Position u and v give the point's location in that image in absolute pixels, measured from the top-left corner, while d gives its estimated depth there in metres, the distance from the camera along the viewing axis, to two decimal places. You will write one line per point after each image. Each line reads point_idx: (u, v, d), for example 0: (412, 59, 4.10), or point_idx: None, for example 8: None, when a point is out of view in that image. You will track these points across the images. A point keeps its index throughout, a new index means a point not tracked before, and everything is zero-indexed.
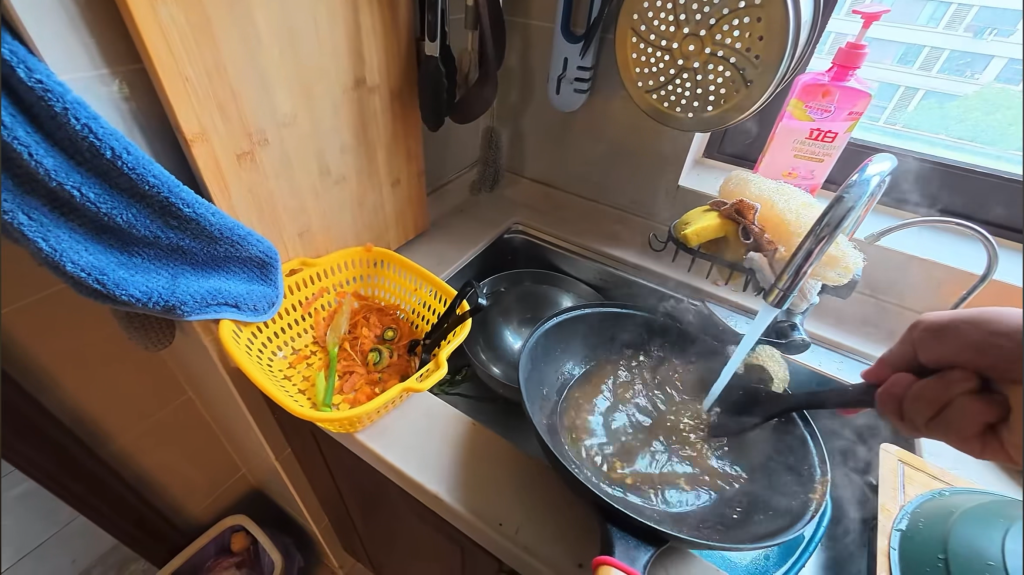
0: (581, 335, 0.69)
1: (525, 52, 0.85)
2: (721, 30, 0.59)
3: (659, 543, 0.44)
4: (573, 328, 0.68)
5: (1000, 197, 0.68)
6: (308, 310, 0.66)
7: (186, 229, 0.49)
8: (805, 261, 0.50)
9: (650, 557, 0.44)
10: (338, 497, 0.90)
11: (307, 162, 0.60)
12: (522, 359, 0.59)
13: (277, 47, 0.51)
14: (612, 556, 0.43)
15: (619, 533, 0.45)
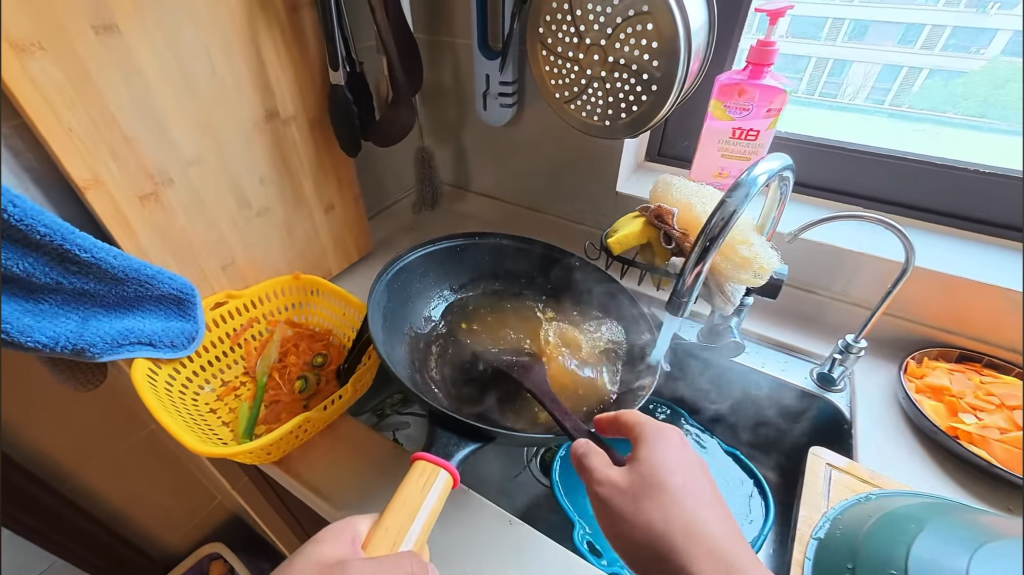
0: (457, 267, 0.75)
1: (455, 69, 0.84)
2: (618, 39, 0.59)
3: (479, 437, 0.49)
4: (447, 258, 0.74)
5: None
6: (236, 341, 0.67)
7: (88, 272, 0.50)
8: (698, 264, 0.49)
9: (472, 448, 0.48)
10: (298, 522, 0.91)
11: (220, 197, 0.61)
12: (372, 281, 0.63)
13: (169, 88, 0.52)
14: (428, 450, 0.48)
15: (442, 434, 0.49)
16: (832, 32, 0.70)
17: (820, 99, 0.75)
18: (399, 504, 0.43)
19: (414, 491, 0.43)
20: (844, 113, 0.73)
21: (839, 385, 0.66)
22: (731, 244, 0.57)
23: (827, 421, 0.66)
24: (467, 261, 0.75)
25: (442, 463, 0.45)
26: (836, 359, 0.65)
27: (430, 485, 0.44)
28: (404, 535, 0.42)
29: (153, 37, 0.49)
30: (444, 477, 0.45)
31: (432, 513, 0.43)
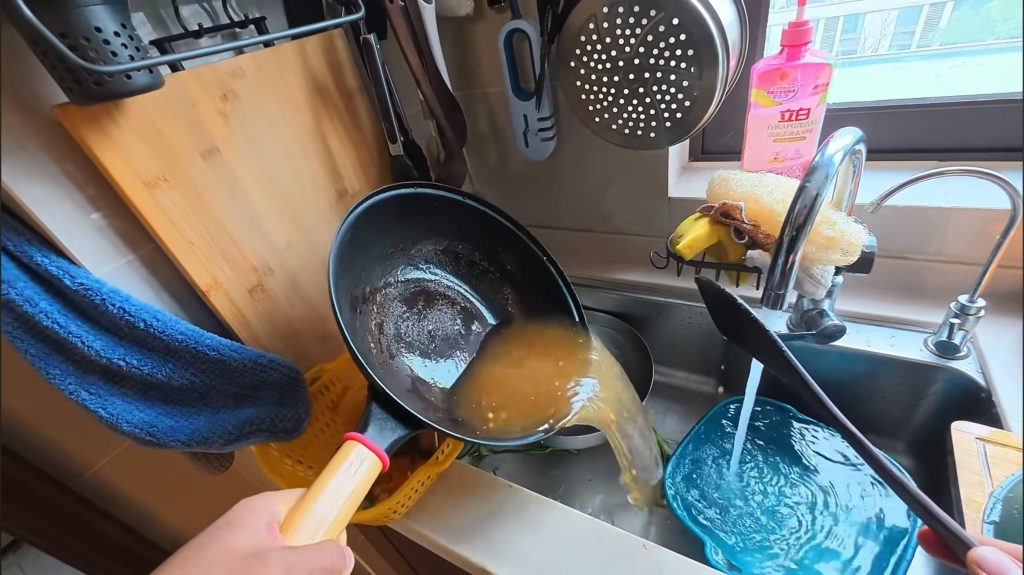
0: (431, 217, 0.68)
1: (490, 116, 0.88)
2: (652, 54, 0.60)
3: (413, 426, 0.52)
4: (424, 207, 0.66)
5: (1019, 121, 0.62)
6: (339, 409, 0.70)
7: (215, 368, 0.55)
8: (789, 255, 0.48)
9: (401, 437, 0.51)
10: None
11: (311, 277, 0.67)
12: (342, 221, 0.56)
13: (261, 191, 0.58)
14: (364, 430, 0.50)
15: (379, 413, 0.51)
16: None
17: (840, 58, 0.73)
18: (326, 489, 0.44)
19: (344, 478, 0.45)
20: (872, 66, 0.72)
21: (962, 351, 0.61)
22: (814, 227, 0.55)
23: (957, 391, 0.61)
24: (443, 213, 0.69)
25: (370, 444, 0.48)
26: (953, 325, 0.60)
27: (356, 467, 0.46)
28: (322, 517, 0.43)
29: (244, 151, 0.56)
30: (372, 459, 0.47)
31: (355, 496, 0.45)
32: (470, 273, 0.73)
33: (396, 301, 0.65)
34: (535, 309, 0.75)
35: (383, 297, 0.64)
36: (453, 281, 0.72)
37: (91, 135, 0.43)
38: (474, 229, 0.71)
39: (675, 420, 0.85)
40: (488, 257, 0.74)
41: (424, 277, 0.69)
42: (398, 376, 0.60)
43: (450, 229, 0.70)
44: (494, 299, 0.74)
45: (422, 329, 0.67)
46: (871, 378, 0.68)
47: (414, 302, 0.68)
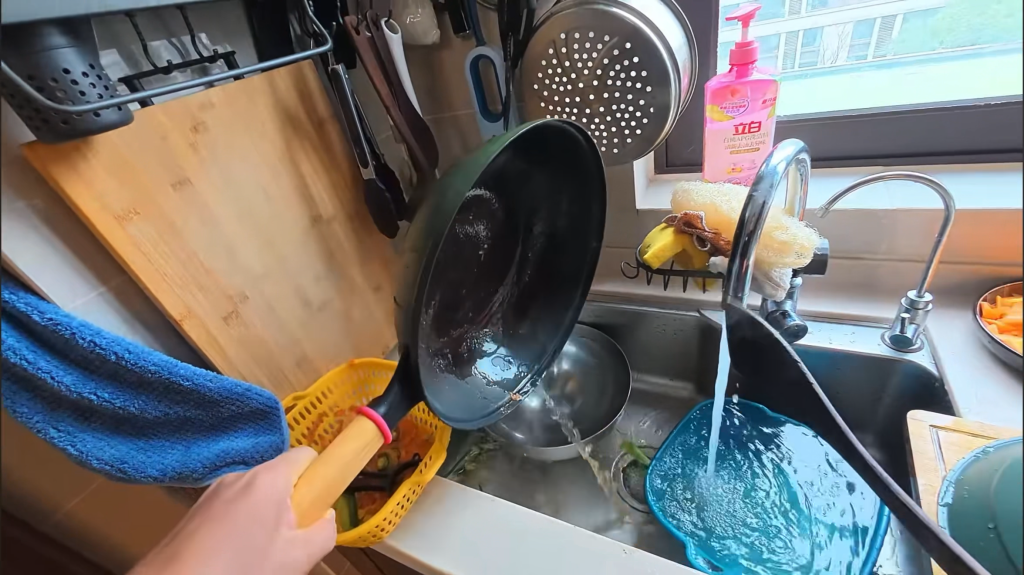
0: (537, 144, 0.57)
1: (461, 138, 0.91)
2: (610, 75, 0.64)
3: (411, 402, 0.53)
4: (540, 137, 0.57)
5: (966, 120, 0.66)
6: (313, 438, 0.70)
7: (190, 400, 0.55)
8: (743, 259, 0.50)
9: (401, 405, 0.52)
10: None
11: (286, 301, 0.67)
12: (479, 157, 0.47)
13: (234, 218, 0.59)
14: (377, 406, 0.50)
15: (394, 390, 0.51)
16: (793, 5, 0.74)
17: (801, 70, 0.78)
18: (334, 469, 0.47)
19: (352, 455, 0.47)
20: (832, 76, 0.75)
21: (916, 344, 0.64)
22: (768, 232, 0.58)
23: (914, 382, 0.65)
24: (555, 144, 0.59)
25: (378, 420, 0.49)
26: (905, 319, 0.64)
27: (362, 445, 0.48)
28: (327, 489, 0.47)
29: (216, 181, 0.57)
30: (376, 435, 0.49)
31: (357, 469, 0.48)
32: (527, 203, 0.65)
33: (459, 207, 0.56)
34: (540, 262, 0.71)
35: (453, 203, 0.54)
36: (510, 206, 0.63)
37: (62, 172, 0.44)
38: (555, 175, 0.63)
39: (656, 427, 0.86)
40: (545, 211, 0.67)
41: (492, 191, 0.59)
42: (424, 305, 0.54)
43: (539, 162, 0.60)
44: (524, 232, 0.68)
45: (462, 242, 0.59)
46: (837, 374, 0.70)
47: (472, 203, 0.58)
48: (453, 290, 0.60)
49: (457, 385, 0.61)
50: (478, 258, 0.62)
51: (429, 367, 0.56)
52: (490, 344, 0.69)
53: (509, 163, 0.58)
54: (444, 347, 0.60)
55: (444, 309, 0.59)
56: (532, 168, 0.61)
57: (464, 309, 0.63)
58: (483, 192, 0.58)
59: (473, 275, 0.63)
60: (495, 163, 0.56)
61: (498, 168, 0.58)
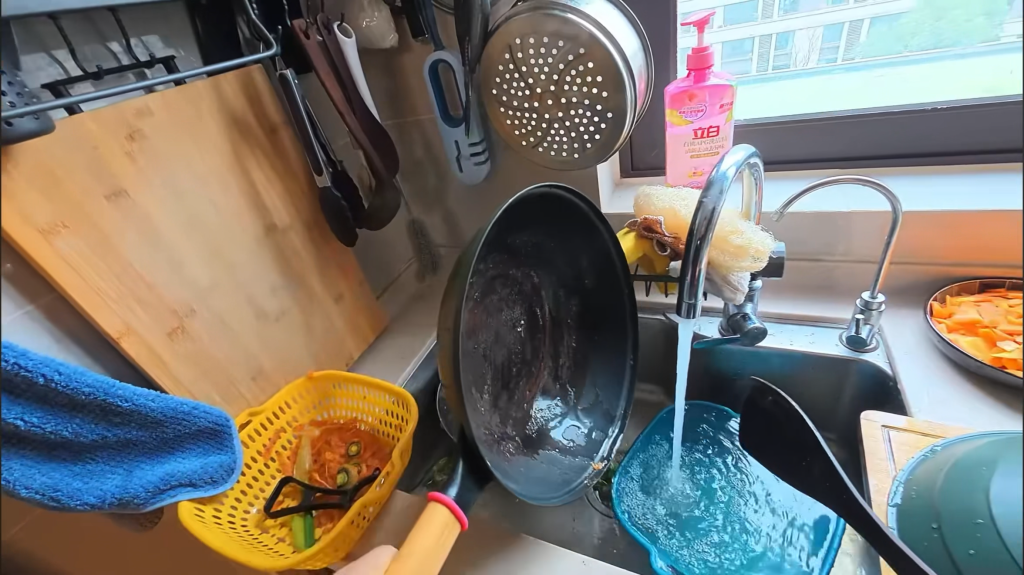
0: (546, 210, 0.58)
1: (425, 143, 0.90)
2: (567, 81, 0.63)
3: (476, 484, 0.52)
4: (550, 204, 0.58)
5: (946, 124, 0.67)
6: (269, 455, 0.67)
7: (131, 421, 0.52)
8: (696, 263, 0.50)
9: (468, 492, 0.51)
10: None
11: (239, 314, 0.65)
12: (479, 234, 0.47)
13: (177, 228, 0.57)
14: (444, 491, 0.50)
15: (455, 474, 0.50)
16: (766, 10, 0.74)
17: (774, 72, 0.79)
18: (409, 568, 0.45)
19: (429, 543, 0.46)
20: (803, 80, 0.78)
21: (872, 344, 0.65)
22: (724, 237, 0.58)
23: (870, 382, 0.66)
24: (562, 211, 0.60)
25: (450, 504, 0.49)
26: (860, 320, 0.65)
27: (440, 534, 0.47)
28: None
29: (156, 191, 0.54)
30: (452, 523, 0.48)
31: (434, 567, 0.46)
32: (551, 266, 0.65)
33: (484, 290, 0.57)
34: (589, 328, 0.70)
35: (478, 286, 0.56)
36: (537, 274, 0.64)
37: None
38: (568, 233, 0.63)
39: (625, 431, 0.86)
40: (570, 266, 0.66)
41: (513, 266, 0.60)
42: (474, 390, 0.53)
43: (552, 225, 0.61)
44: (557, 300, 0.68)
45: (496, 324, 0.60)
46: (797, 375, 0.71)
47: (500, 282, 0.59)
48: (503, 367, 0.60)
49: (530, 464, 0.60)
50: (514, 331, 0.63)
51: (499, 453, 0.55)
52: (552, 414, 0.68)
53: (526, 236, 0.60)
54: (507, 430, 0.60)
55: (497, 392, 0.60)
56: (550, 233, 0.62)
57: (513, 391, 0.63)
58: (506, 270, 0.60)
59: (516, 351, 0.63)
60: (505, 234, 0.56)
61: (516, 243, 0.59)
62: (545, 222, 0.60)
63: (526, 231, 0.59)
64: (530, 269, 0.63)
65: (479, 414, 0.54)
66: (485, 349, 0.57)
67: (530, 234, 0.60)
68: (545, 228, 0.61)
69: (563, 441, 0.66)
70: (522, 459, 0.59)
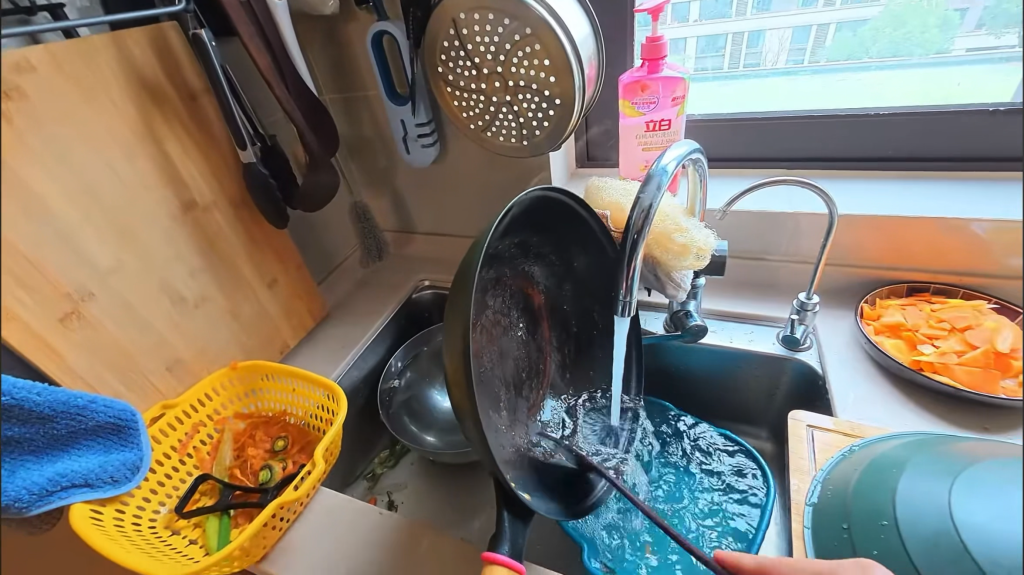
0: (532, 212, 0.53)
1: (373, 121, 0.85)
2: (513, 62, 0.60)
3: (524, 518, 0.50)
4: (544, 207, 0.55)
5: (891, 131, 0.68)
6: (185, 452, 0.62)
7: (12, 418, 0.46)
8: (632, 260, 0.48)
9: (524, 532, 0.49)
10: None
11: (149, 298, 0.59)
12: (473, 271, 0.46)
13: (72, 201, 0.49)
14: (497, 545, 0.46)
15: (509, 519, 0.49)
16: (740, 6, 0.73)
17: (745, 70, 0.78)
18: None
19: None
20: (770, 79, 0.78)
21: (806, 344, 0.67)
22: (667, 235, 0.57)
23: (802, 380, 0.67)
24: (548, 210, 0.55)
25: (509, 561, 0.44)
26: (796, 321, 0.66)
27: None
28: None
29: (42, 151, 0.46)
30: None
31: None
32: (543, 260, 0.59)
33: (478, 304, 0.51)
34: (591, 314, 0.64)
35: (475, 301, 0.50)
36: (526, 270, 0.58)
37: None
38: (558, 233, 0.58)
39: None
40: (564, 252, 0.60)
41: (503, 269, 0.55)
42: (494, 413, 0.49)
43: (536, 225, 0.56)
44: (553, 293, 0.62)
45: (495, 335, 0.54)
46: (735, 372, 0.72)
47: (491, 287, 0.53)
48: (514, 373, 0.56)
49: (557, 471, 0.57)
50: (512, 332, 0.57)
51: (530, 469, 0.53)
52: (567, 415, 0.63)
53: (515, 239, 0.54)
54: (533, 439, 0.56)
55: (513, 406, 0.55)
56: (536, 231, 0.56)
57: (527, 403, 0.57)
58: (497, 275, 0.54)
59: (521, 353, 0.58)
60: (497, 251, 0.52)
61: (503, 249, 0.53)
62: (529, 223, 0.55)
63: (512, 234, 0.53)
64: (522, 268, 0.58)
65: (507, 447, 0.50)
66: (495, 364, 0.53)
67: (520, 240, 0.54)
68: (532, 226, 0.56)
69: (580, 438, 0.63)
70: (554, 471, 0.56)
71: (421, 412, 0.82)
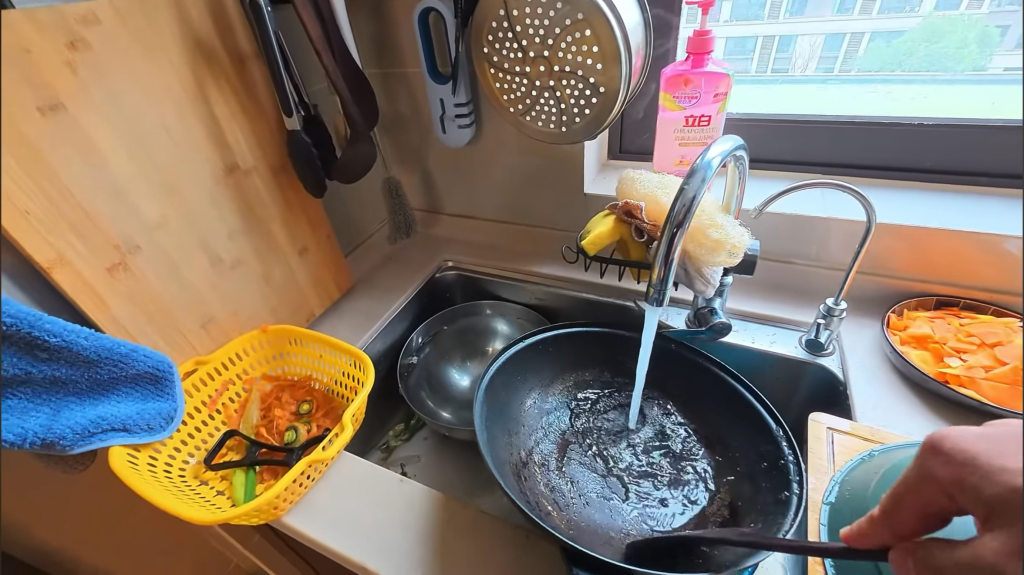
0: (568, 353, 0.70)
1: (411, 98, 0.85)
2: (561, 47, 0.60)
3: None
4: (575, 344, 0.69)
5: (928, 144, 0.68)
6: (215, 408, 0.64)
7: (59, 357, 0.49)
8: (670, 252, 0.49)
9: None
10: None
11: (190, 256, 0.61)
12: (473, 396, 0.60)
13: (125, 157, 0.52)
14: None
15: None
16: (773, 9, 0.74)
17: (773, 75, 0.79)
18: None
19: None
20: (798, 85, 0.78)
21: (829, 349, 0.67)
22: (702, 230, 0.58)
23: (822, 384, 0.67)
24: (577, 341, 0.69)
25: None
26: (821, 324, 0.67)
27: None
28: None
29: (99, 107, 0.49)
30: None
31: None
32: (613, 391, 0.69)
33: (542, 460, 0.62)
34: (724, 402, 0.60)
35: (518, 437, 0.63)
36: (600, 408, 0.68)
37: None
38: (611, 355, 0.69)
39: None
40: (621, 364, 0.69)
41: (571, 427, 0.66)
42: (576, 521, 0.55)
43: (577, 362, 0.70)
44: (661, 409, 0.66)
45: (589, 470, 0.62)
46: (752, 372, 0.73)
47: (544, 421, 0.66)
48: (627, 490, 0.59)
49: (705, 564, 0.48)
50: (615, 464, 0.62)
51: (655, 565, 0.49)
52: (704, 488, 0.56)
53: (571, 400, 0.69)
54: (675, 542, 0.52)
55: (625, 514, 0.57)
56: (587, 375, 0.70)
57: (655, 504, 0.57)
58: (557, 434, 0.66)
59: (632, 471, 0.61)
60: (519, 376, 0.66)
61: (552, 397, 0.68)
62: (577, 365, 0.70)
63: (567, 386, 0.69)
64: (600, 420, 0.67)
65: (613, 545, 0.52)
66: (586, 494, 0.59)
67: (577, 380, 0.70)
68: (576, 365, 0.70)
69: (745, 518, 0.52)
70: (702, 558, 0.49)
71: (439, 389, 0.86)
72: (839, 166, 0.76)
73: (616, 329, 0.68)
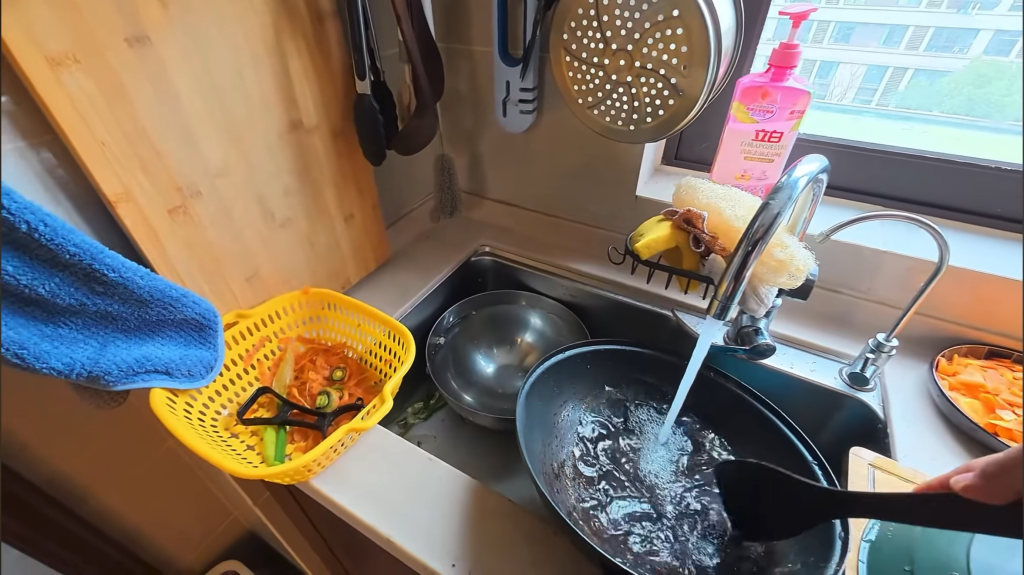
0: (603, 368, 0.69)
1: (471, 77, 0.84)
2: (647, 43, 0.59)
3: None
4: (611, 360, 0.69)
5: (996, 190, 0.67)
6: (250, 362, 0.64)
7: (114, 293, 0.47)
8: (742, 269, 0.48)
9: None
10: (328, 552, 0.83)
11: (246, 208, 0.60)
12: (519, 398, 0.60)
13: (200, 102, 0.52)
14: None
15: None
16: (818, 34, 0.72)
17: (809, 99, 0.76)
18: None
19: None
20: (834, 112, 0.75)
21: (871, 385, 0.66)
22: (767, 248, 0.56)
23: (859, 419, 0.66)
24: (614, 359, 0.69)
25: None
26: (867, 358, 0.65)
27: None
28: None
29: (183, 46, 0.49)
30: None
31: None
32: (642, 412, 0.68)
33: (570, 471, 0.62)
34: (754, 434, 0.62)
35: (549, 443, 0.63)
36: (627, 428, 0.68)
37: None
38: (644, 376, 0.69)
39: None
40: (657, 388, 0.68)
41: (598, 443, 0.66)
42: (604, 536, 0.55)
43: (610, 379, 0.69)
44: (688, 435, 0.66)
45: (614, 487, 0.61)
46: (786, 397, 0.72)
47: (574, 431, 0.66)
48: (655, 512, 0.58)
49: None
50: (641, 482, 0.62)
51: None
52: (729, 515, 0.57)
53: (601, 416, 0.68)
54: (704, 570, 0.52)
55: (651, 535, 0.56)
56: (617, 393, 0.69)
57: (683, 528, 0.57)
58: (586, 447, 0.65)
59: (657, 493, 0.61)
60: (557, 386, 0.66)
61: (584, 408, 0.68)
62: (610, 382, 0.69)
63: (597, 401, 0.69)
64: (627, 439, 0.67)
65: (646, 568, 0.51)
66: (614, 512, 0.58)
67: (608, 396, 0.69)
68: (609, 382, 0.69)
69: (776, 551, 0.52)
70: None
71: (463, 371, 0.85)
72: (901, 201, 0.74)
73: (655, 353, 0.68)
